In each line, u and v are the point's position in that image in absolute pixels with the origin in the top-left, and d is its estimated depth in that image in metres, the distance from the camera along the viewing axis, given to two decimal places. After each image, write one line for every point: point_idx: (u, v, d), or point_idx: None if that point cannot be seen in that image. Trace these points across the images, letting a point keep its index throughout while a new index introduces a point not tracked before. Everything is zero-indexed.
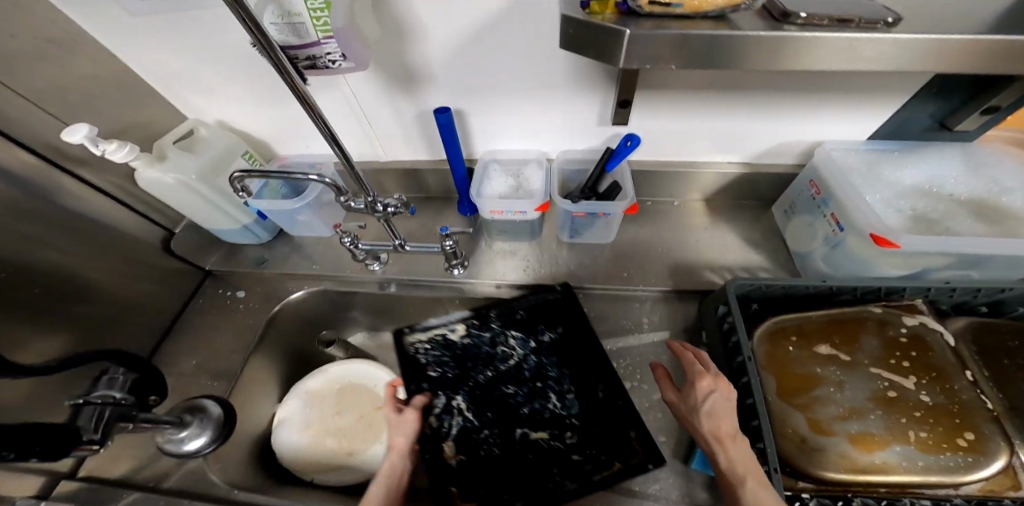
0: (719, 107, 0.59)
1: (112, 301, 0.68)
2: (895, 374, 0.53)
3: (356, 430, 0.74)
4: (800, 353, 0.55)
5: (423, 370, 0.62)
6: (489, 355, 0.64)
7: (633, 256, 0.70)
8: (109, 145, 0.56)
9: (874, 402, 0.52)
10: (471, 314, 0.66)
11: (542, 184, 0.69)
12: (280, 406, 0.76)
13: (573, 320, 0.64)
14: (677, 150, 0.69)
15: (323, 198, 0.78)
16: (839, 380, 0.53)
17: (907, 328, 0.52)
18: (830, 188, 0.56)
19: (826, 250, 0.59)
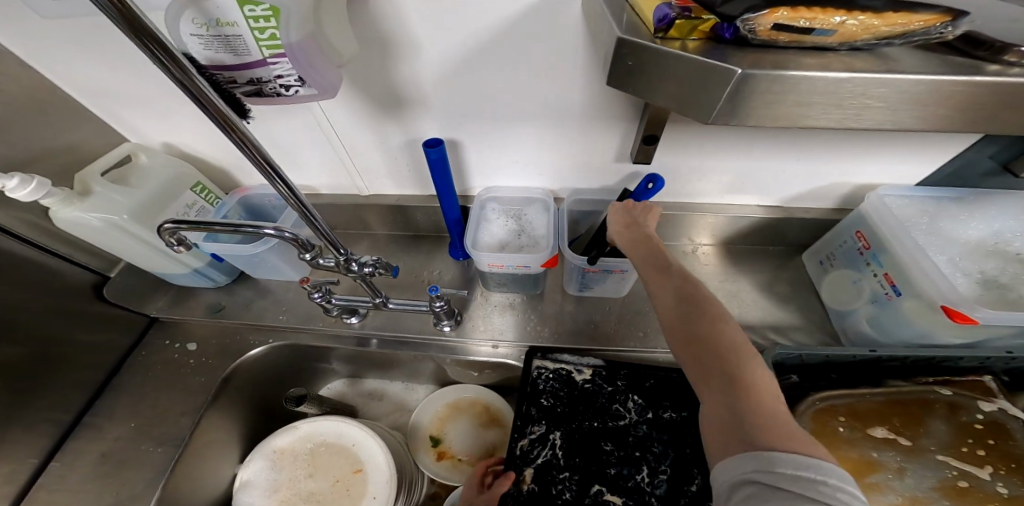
0: (749, 142, 0.52)
1: (23, 362, 0.56)
2: (963, 460, 0.43)
3: (330, 496, 0.63)
4: (853, 435, 0.45)
5: (538, 395, 0.54)
6: (602, 406, 0.53)
7: (649, 309, 0.61)
8: (5, 179, 0.46)
9: (941, 493, 0.42)
10: (602, 363, 0.57)
11: (548, 228, 0.60)
12: (244, 467, 0.66)
13: (702, 403, 0.52)
14: (698, 189, 0.61)
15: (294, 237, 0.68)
16: (899, 466, 0.43)
17: (983, 414, 0.46)
18: (885, 244, 0.49)
19: (873, 312, 0.52)
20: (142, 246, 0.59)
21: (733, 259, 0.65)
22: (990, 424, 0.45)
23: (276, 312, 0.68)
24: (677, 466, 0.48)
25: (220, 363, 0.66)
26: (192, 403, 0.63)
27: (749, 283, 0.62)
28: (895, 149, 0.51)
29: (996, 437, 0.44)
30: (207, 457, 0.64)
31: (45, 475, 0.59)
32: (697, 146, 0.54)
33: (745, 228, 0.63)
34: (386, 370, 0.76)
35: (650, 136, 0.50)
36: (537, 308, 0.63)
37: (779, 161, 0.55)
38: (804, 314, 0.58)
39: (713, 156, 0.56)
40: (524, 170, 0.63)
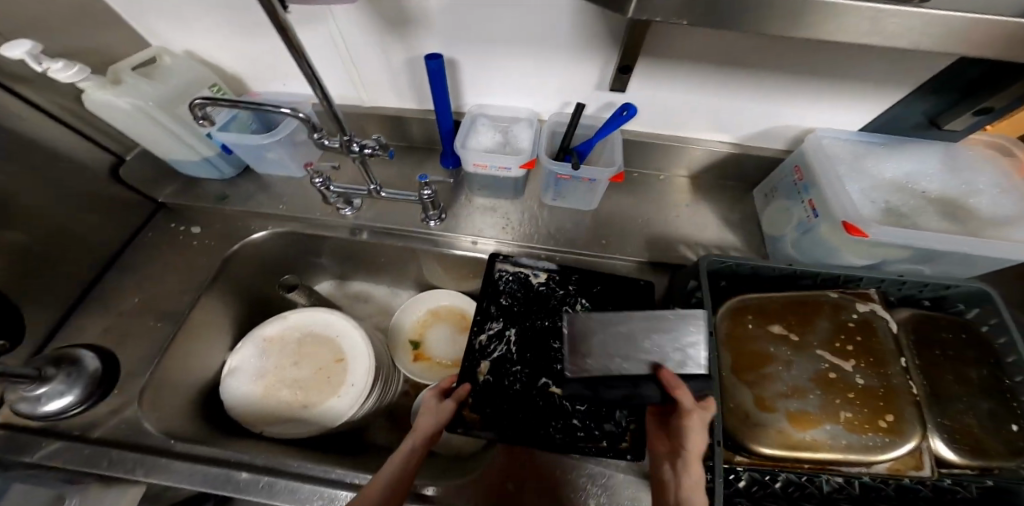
0: (716, 81, 0.58)
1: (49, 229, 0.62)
2: (837, 355, 0.52)
3: (312, 381, 0.67)
4: (758, 330, 0.54)
5: (499, 295, 0.62)
6: (554, 307, 0.61)
7: (613, 223, 0.69)
8: (53, 63, 0.51)
9: (816, 382, 0.50)
10: (556, 268, 0.64)
11: (531, 143, 0.67)
12: (232, 354, 0.69)
13: (641, 308, 0.60)
14: (668, 122, 0.68)
15: (298, 137, 0.72)
16: (787, 358, 0.52)
17: (856, 313, 0.54)
18: (814, 174, 0.56)
19: (797, 235, 0.60)
20: (166, 135, 0.65)
21: (693, 190, 0.73)
22: (862, 323, 0.54)
23: (277, 204, 0.74)
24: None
25: (223, 244, 0.72)
26: (195, 280, 0.69)
27: (703, 212, 0.70)
28: (845, 91, 0.57)
29: (864, 334, 0.53)
30: (210, 335, 0.71)
31: (58, 337, 0.64)
32: (671, 81, 0.60)
33: (706, 162, 0.71)
34: (373, 271, 0.82)
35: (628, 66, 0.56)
36: (515, 216, 0.70)
37: (743, 102, 0.61)
38: (744, 238, 0.67)
39: (689, 89, 0.61)
40: (514, 90, 0.68)
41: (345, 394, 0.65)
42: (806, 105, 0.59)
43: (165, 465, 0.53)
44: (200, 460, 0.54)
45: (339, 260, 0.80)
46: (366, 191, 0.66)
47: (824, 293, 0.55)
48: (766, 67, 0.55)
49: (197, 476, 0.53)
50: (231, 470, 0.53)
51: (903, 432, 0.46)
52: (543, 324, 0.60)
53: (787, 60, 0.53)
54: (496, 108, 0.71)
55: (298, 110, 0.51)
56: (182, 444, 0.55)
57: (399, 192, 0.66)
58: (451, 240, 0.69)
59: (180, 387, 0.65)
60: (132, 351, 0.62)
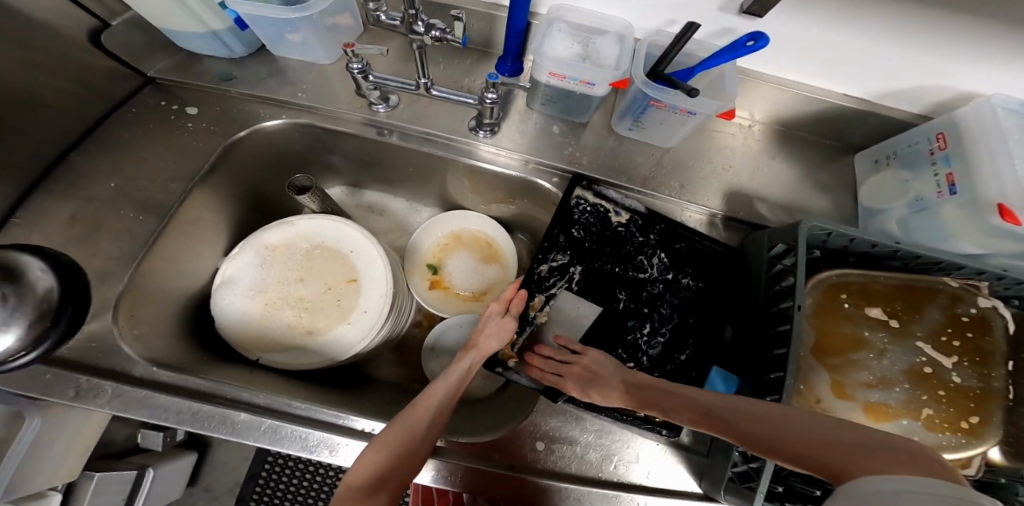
0: (878, 24, 0.46)
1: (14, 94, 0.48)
2: (939, 351, 0.47)
3: (318, 304, 0.57)
4: (853, 311, 0.48)
5: (570, 225, 0.56)
6: (628, 253, 0.55)
7: (689, 165, 0.60)
8: None
9: (907, 375, 0.46)
10: (644, 213, 0.56)
11: (617, 59, 0.55)
12: (229, 260, 0.58)
13: (722, 278, 0.54)
14: (785, 64, 0.56)
15: (330, 19, 0.58)
16: (882, 347, 0.47)
17: (976, 309, 0.48)
18: (965, 142, 0.48)
19: (907, 212, 0.53)
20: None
21: (779, 141, 0.64)
22: (976, 320, 0.47)
23: (294, 92, 0.61)
24: (676, 328, 0.51)
25: (222, 131, 0.59)
26: (187, 173, 0.56)
27: (789, 169, 0.61)
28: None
29: (974, 331, 0.47)
30: (206, 239, 0.60)
31: (15, 225, 0.51)
32: (816, 15, 0.47)
33: (810, 114, 0.60)
34: (395, 182, 0.71)
35: None
36: (577, 141, 0.60)
37: (895, 54, 0.49)
38: (831, 204, 0.60)
39: (840, 24, 0.48)
40: None
41: (357, 320, 0.56)
42: (975, 69, 0.48)
43: (145, 396, 0.45)
44: (190, 395, 0.46)
45: (357, 163, 0.69)
46: (413, 86, 0.54)
47: (939, 279, 0.48)
48: (968, 14, 0.42)
49: (185, 414, 0.45)
50: (226, 409, 0.45)
51: (983, 435, 0.44)
52: (613, 270, 0.54)
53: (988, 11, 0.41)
54: (577, 14, 0.57)
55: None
56: (164, 371, 0.47)
57: (453, 92, 0.55)
58: (497, 160, 0.59)
59: (172, 296, 0.55)
60: (107, 251, 0.51)
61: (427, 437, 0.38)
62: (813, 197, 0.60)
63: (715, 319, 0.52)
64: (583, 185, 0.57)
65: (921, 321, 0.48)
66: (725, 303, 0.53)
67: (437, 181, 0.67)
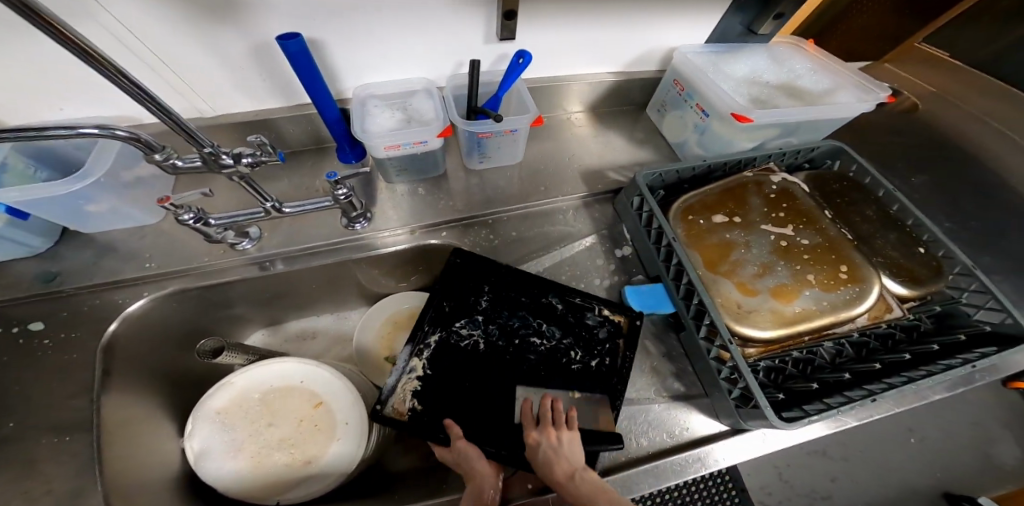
0: (595, 16, 0.60)
1: None
2: (779, 226, 0.63)
3: (306, 432, 0.58)
4: (709, 224, 0.62)
5: (419, 411, 0.48)
6: (471, 355, 0.53)
7: (543, 168, 0.70)
8: None
9: (774, 253, 0.60)
10: (411, 344, 0.53)
11: (437, 111, 0.62)
12: (190, 437, 0.56)
13: (488, 271, 0.59)
14: (558, 64, 0.68)
15: (125, 179, 0.57)
16: (744, 240, 0.61)
17: (778, 184, 0.67)
18: (693, 84, 0.64)
19: (697, 137, 0.69)
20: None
21: (594, 122, 0.77)
22: (783, 192, 0.66)
23: (152, 264, 0.58)
24: (540, 315, 0.57)
25: (89, 331, 0.54)
26: (78, 383, 0.51)
27: (614, 139, 0.75)
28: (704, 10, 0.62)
29: (788, 200, 0.66)
30: (150, 430, 0.55)
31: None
32: (558, 23, 0.60)
33: (602, 92, 0.75)
34: (302, 300, 0.72)
35: (510, 12, 0.55)
36: (444, 191, 0.67)
37: (625, 29, 0.64)
38: (655, 151, 0.74)
39: (582, 19, 0.60)
40: (397, 59, 0.61)
41: (345, 434, 0.58)
42: (674, 24, 0.65)
43: None
44: None
45: (259, 303, 0.68)
46: (262, 212, 0.56)
47: (744, 174, 0.66)
48: None
49: None
50: None
51: (864, 279, 0.58)
52: (486, 366, 0.52)
53: None
54: (382, 87, 0.64)
55: (115, 128, 0.38)
56: None
57: (306, 201, 0.58)
58: (377, 241, 0.63)
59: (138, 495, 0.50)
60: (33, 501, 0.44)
61: None
62: (640, 151, 0.74)
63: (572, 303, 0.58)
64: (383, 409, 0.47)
65: (754, 209, 0.64)
66: (522, 278, 0.59)
67: (341, 280, 0.69)
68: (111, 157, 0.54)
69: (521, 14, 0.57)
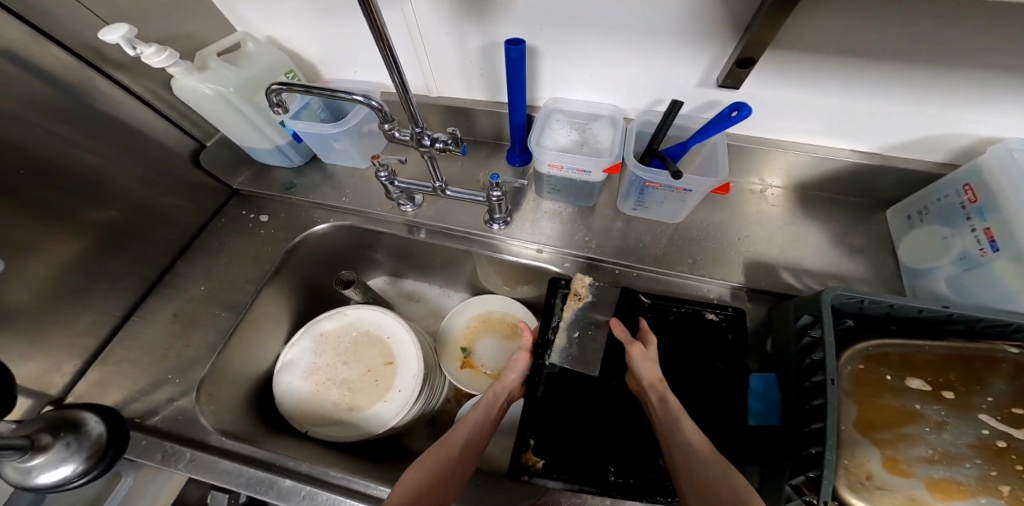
0: (867, 80, 0.47)
1: (142, 211, 0.61)
2: (1010, 423, 0.37)
3: (361, 383, 0.65)
4: (899, 384, 0.40)
5: (547, 324, 0.54)
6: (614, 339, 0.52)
7: (701, 238, 0.60)
8: (147, 48, 0.49)
9: (976, 451, 0.36)
10: (621, 295, 0.54)
11: (614, 143, 0.57)
12: (288, 346, 0.68)
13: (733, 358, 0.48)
14: (784, 125, 0.56)
15: (365, 127, 0.68)
16: (938, 420, 0.38)
17: None
18: (998, 193, 0.43)
19: (954, 271, 0.47)
20: (242, 121, 0.62)
21: (799, 204, 0.61)
22: None
23: (338, 200, 0.71)
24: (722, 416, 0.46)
25: (284, 234, 0.69)
26: (258, 270, 0.66)
27: (818, 233, 0.59)
28: None
29: None
30: (272, 327, 0.68)
31: (126, 328, 0.61)
32: (810, 80, 0.49)
33: (830, 172, 0.58)
34: (426, 269, 0.79)
35: (748, 60, 0.45)
36: (584, 225, 0.63)
37: (906, 103, 0.48)
38: (870, 268, 0.55)
39: (847, 80, 0.47)
40: (600, 82, 0.58)
41: (393, 399, 0.63)
42: (994, 110, 0.45)
43: (214, 463, 0.51)
44: (247, 461, 0.51)
45: (395, 256, 0.77)
46: (429, 189, 0.61)
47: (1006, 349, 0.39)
48: (956, 65, 0.42)
49: (242, 478, 0.50)
50: (275, 475, 0.50)
51: None
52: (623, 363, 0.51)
53: (995, 50, 0.40)
54: (574, 103, 0.62)
55: (372, 98, 0.45)
56: (228, 440, 0.53)
57: (464, 190, 0.61)
58: (509, 247, 0.64)
59: (241, 377, 0.63)
60: (195, 344, 0.60)
61: (463, 464, 0.42)
62: (848, 261, 0.56)
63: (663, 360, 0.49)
64: (563, 282, 0.57)
65: (984, 390, 0.39)
66: (729, 377, 0.47)
67: (461, 267, 0.73)
68: (363, 112, 0.64)
69: (759, 60, 0.48)
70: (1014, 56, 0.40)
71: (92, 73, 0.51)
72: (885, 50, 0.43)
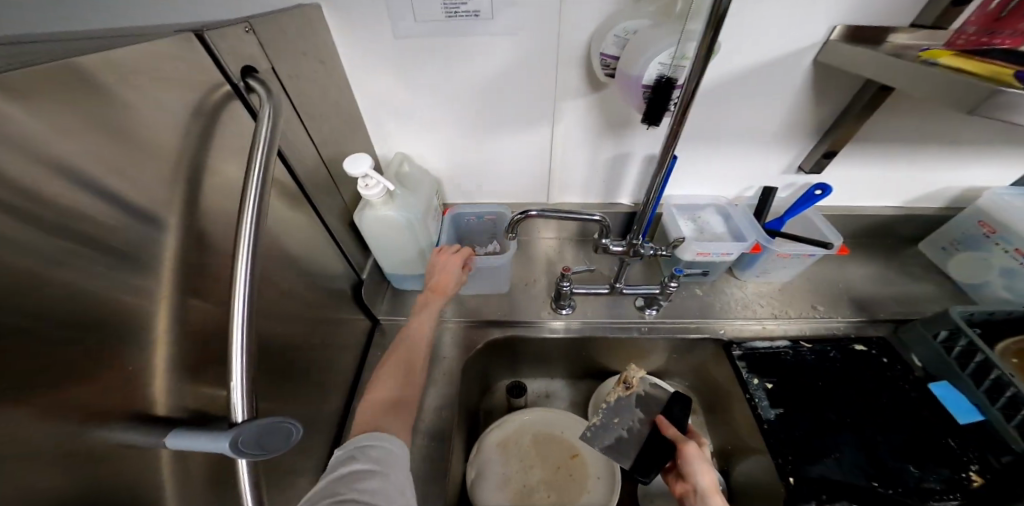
0: (896, 160, 0.69)
1: (320, 349, 0.60)
2: None
3: (558, 483, 0.66)
4: None
5: (754, 382, 0.63)
6: (811, 374, 0.63)
7: (810, 288, 0.74)
8: (372, 183, 0.58)
9: None
10: (790, 342, 0.67)
11: (726, 227, 0.74)
12: (470, 462, 0.67)
13: (904, 374, 0.62)
14: (844, 195, 0.75)
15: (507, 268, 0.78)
16: None
17: None
18: (1011, 227, 0.64)
19: (1004, 280, 0.66)
20: (409, 240, 0.67)
21: (860, 251, 0.80)
22: None
23: (484, 311, 0.75)
24: (923, 420, 0.57)
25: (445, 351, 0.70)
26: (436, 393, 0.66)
27: (886, 270, 0.76)
28: (1007, 156, 0.67)
29: None
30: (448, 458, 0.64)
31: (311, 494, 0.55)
32: (860, 163, 0.70)
33: (876, 224, 0.78)
34: (563, 368, 0.81)
35: (832, 152, 0.66)
36: (719, 295, 0.74)
37: (919, 170, 0.70)
38: (935, 289, 0.73)
39: (884, 162, 0.69)
40: (703, 180, 0.75)
41: (595, 488, 0.66)
42: (974, 169, 0.69)
43: None
44: None
45: (535, 358, 0.79)
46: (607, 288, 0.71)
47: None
48: (951, 142, 0.65)
49: None
50: None
51: None
52: (825, 390, 0.61)
53: (970, 133, 0.64)
54: (679, 198, 0.77)
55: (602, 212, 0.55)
56: None
57: (637, 286, 0.71)
58: (672, 328, 0.71)
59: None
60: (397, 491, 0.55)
61: None
62: (919, 286, 0.73)
63: (863, 388, 0.61)
64: (735, 346, 0.67)
65: None
66: (912, 388, 0.60)
67: (606, 355, 0.77)
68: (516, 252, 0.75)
69: (838, 156, 0.68)
70: (981, 137, 0.64)
71: (303, 203, 0.56)
72: (907, 139, 0.65)
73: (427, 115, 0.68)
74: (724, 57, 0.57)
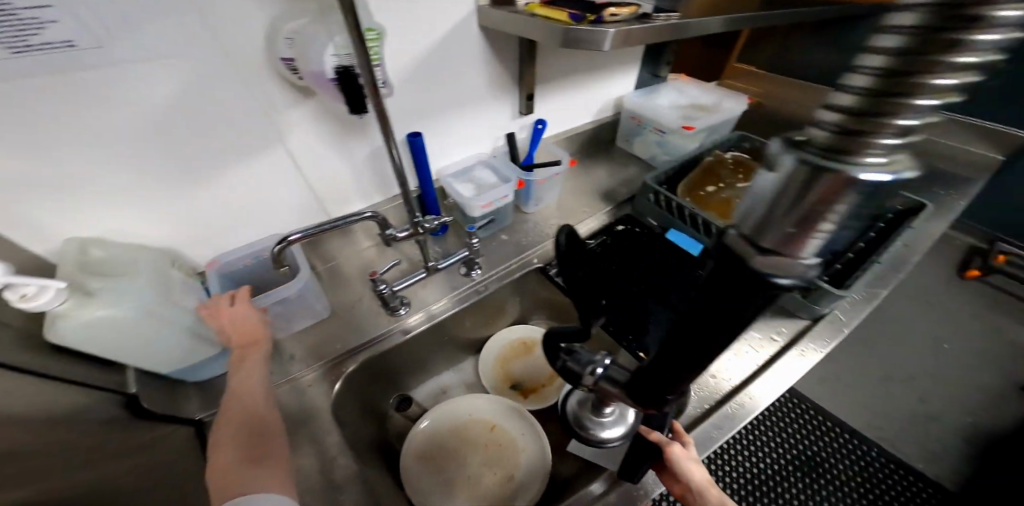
0: (573, 91, 0.92)
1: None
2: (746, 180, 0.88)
3: (496, 458, 0.68)
4: (709, 191, 0.86)
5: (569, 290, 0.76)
6: (607, 263, 0.79)
7: (573, 199, 0.94)
8: (30, 288, 0.40)
9: (754, 193, 0.85)
10: (578, 244, 0.84)
11: (496, 175, 0.82)
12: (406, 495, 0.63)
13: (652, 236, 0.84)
14: (560, 124, 0.97)
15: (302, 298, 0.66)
16: (737, 192, 0.85)
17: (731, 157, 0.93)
18: (647, 116, 0.98)
19: (660, 149, 1.01)
20: (158, 331, 0.51)
21: (588, 160, 1.06)
22: (738, 159, 0.93)
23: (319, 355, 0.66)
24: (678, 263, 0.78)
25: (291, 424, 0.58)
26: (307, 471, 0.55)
27: (607, 167, 1.04)
28: (623, 71, 0.99)
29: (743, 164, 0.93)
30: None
31: None
32: (556, 98, 0.90)
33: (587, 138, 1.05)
34: (432, 364, 0.80)
35: (529, 97, 0.83)
36: (521, 231, 0.86)
37: (589, 93, 0.96)
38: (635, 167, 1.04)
39: (568, 93, 0.92)
40: (461, 145, 0.82)
41: (526, 444, 0.68)
42: (613, 84, 1.00)
43: None
44: None
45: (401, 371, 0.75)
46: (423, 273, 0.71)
47: (718, 153, 0.93)
48: (592, 70, 0.92)
49: None
50: None
51: None
52: (620, 269, 0.78)
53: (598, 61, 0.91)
54: (449, 167, 0.83)
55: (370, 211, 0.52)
56: None
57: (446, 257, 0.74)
58: (492, 277, 0.78)
59: None
60: None
61: None
62: (628, 169, 1.03)
63: (639, 257, 0.80)
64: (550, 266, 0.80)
65: (728, 175, 0.89)
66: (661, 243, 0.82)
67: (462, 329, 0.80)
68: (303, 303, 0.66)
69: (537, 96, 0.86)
70: (604, 62, 0.92)
71: None
72: (569, 74, 0.88)
73: (101, 187, 0.50)
74: (404, 41, 0.62)
